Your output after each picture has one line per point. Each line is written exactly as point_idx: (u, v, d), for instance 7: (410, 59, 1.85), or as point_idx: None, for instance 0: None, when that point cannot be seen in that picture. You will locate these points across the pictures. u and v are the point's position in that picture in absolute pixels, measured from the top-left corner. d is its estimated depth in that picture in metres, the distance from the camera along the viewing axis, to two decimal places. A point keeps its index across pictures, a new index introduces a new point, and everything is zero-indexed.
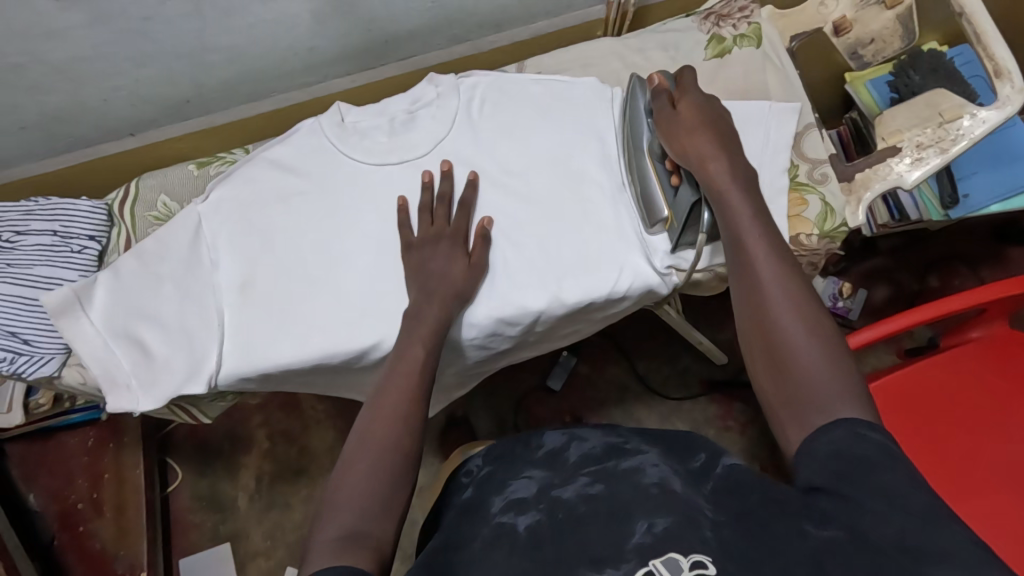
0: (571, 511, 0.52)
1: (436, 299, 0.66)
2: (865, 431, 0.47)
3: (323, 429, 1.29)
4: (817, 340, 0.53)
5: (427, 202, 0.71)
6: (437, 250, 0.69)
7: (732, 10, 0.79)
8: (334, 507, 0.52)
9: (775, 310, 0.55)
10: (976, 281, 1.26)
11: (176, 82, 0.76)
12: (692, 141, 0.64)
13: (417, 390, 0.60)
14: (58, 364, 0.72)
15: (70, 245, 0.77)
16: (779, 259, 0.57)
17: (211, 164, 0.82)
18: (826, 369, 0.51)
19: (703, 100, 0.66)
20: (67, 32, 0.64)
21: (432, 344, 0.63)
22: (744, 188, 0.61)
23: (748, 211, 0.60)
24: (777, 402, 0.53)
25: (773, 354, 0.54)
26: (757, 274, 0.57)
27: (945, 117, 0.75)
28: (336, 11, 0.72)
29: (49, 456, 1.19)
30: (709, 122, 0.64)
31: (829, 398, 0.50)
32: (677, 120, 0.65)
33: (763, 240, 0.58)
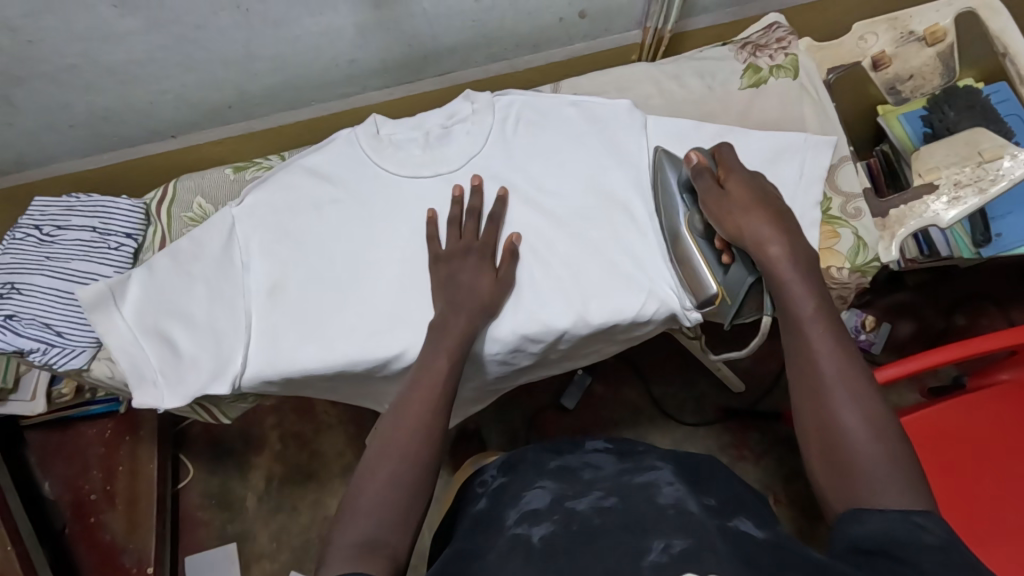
0: (586, 523, 0.52)
1: (464, 311, 0.66)
2: (915, 517, 0.46)
3: (334, 434, 1.30)
4: (884, 438, 0.51)
5: (457, 216, 0.71)
6: (465, 264, 0.69)
7: (769, 41, 0.79)
8: (357, 513, 0.53)
9: (838, 402, 0.53)
10: (1004, 322, 1.24)
11: (221, 88, 0.78)
12: (747, 222, 0.62)
13: (442, 401, 0.60)
14: (88, 357, 0.74)
15: (107, 242, 0.79)
16: (840, 345, 0.56)
17: (248, 169, 0.83)
18: (893, 467, 0.50)
19: (751, 178, 0.64)
20: (123, 37, 0.67)
21: (457, 357, 0.63)
22: (804, 271, 0.60)
23: (805, 297, 0.58)
24: (837, 492, 0.51)
25: (834, 451, 0.52)
26: (819, 365, 0.55)
27: (985, 157, 0.75)
28: (381, 26, 0.73)
29: (67, 445, 1.21)
30: (762, 204, 0.63)
31: (887, 491, 0.49)
32: (728, 199, 0.63)
33: (825, 329, 0.56)
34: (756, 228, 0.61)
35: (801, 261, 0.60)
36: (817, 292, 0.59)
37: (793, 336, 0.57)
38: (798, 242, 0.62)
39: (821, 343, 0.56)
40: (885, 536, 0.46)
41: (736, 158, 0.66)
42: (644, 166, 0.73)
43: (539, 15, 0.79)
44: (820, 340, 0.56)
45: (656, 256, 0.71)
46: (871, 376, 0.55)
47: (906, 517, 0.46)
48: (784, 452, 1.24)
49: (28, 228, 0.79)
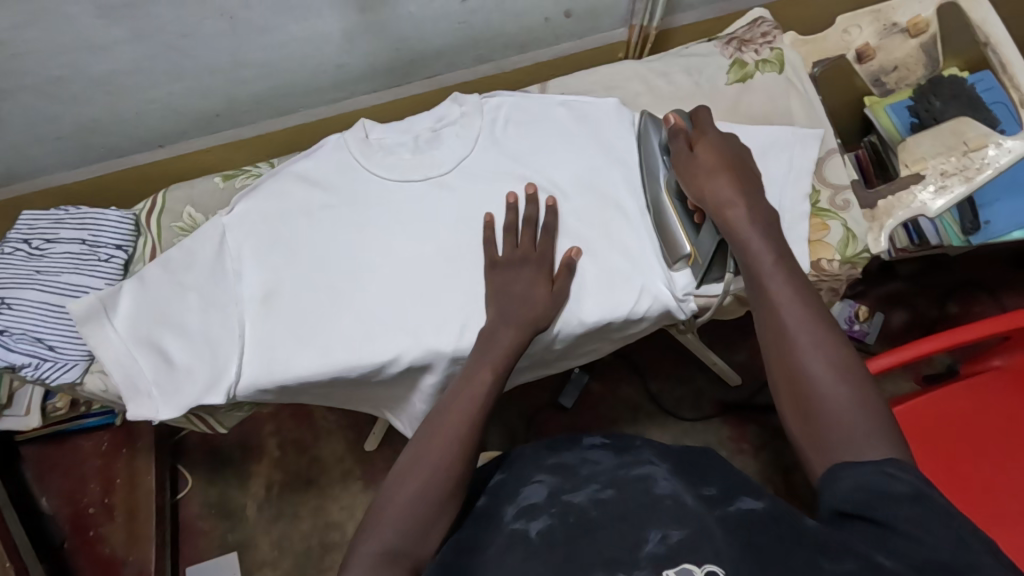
0: (582, 515, 0.53)
1: (513, 323, 0.66)
2: (888, 468, 0.46)
3: (334, 439, 1.29)
4: (848, 380, 0.52)
5: (513, 223, 0.71)
6: (522, 274, 0.69)
7: (755, 36, 0.79)
8: (380, 522, 0.54)
9: (803, 353, 0.54)
10: (996, 308, 1.25)
11: (208, 96, 0.78)
12: (712, 184, 0.63)
13: (482, 415, 0.61)
14: (81, 371, 0.73)
15: (97, 254, 0.78)
16: (804, 299, 0.57)
17: (237, 177, 0.82)
18: (856, 408, 0.51)
19: (723, 140, 0.66)
20: (108, 47, 0.67)
21: (502, 368, 0.64)
22: (764, 228, 0.61)
23: (767, 254, 0.60)
24: (808, 443, 0.52)
25: (800, 396, 0.53)
26: (781, 316, 0.56)
27: (969, 146, 0.76)
28: (367, 30, 0.73)
29: (65, 458, 1.21)
30: (730, 166, 0.64)
31: (855, 439, 0.50)
32: (696, 163, 0.65)
33: (785, 281, 0.58)
34: (719, 191, 0.63)
35: (762, 221, 0.62)
36: (778, 249, 0.60)
37: (758, 294, 0.59)
38: (761, 202, 0.63)
39: (784, 298, 0.57)
40: (861, 492, 0.46)
41: (710, 121, 0.67)
42: (635, 166, 0.74)
43: (526, 15, 0.79)
44: (782, 295, 0.57)
45: (648, 253, 0.72)
46: (838, 329, 0.55)
47: (878, 468, 0.47)
48: (783, 443, 1.25)
49: (17, 242, 0.79)
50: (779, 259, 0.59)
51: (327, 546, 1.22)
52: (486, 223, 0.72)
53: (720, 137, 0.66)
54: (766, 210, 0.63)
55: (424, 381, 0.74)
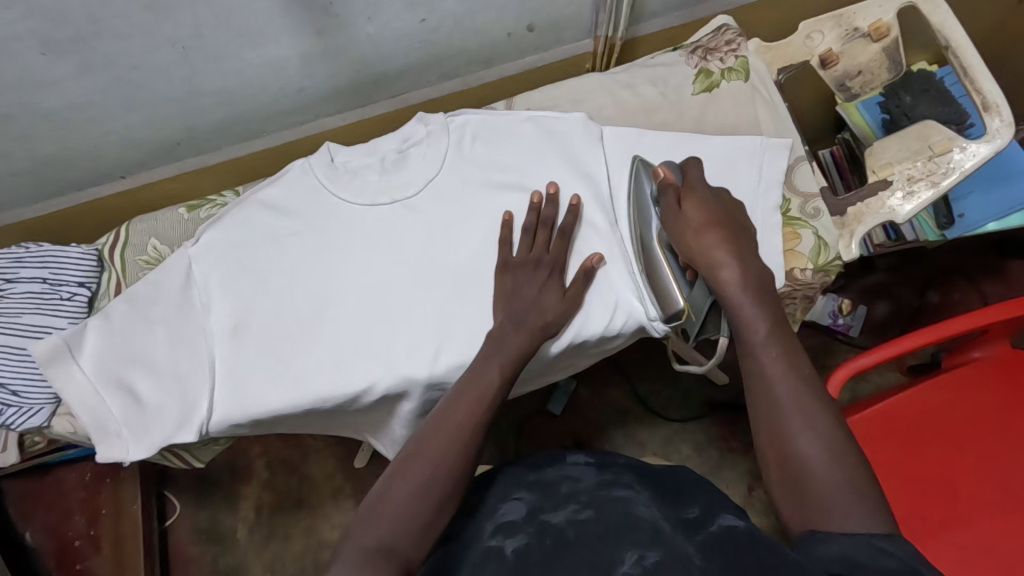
0: (560, 536, 0.53)
1: (526, 330, 0.65)
2: (877, 542, 0.47)
3: (322, 457, 1.27)
4: (839, 460, 0.52)
5: (532, 223, 0.70)
6: (533, 278, 0.68)
7: (719, 44, 0.79)
8: (380, 516, 0.53)
9: (795, 433, 0.54)
10: (977, 297, 1.24)
11: (166, 126, 0.76)
12: (703, 246, 0.63)
13: (485, 419, 0.60)
14: (47, 415, 0.72)
15: (59, 292, 0.76)
16: (796, 373, 0.56)
17: (202, 207, 0.80)
18: (848, 490, 0.51)
19: (712, 198, 0.66)
20: (57, 82, 0.65)
21: (509, 371, 0.63)
22: (756, 295, 0.61)
23: (760, 323, 0.59)
24: (801, 522, 0.52)
25: (792, 476, 0.53)
26: (773, 390, 0.56)
27: (935, 151, 0.75)
28: (325, 53, 0.72)
29: (47, 492, 1.18)
30: (720, 226, 0.64)
31: (847, 521, 0.50)
32: (685, 220, 0.65)
33: (777, 352, 0.57)
34: (711, 255, 0.62)
35: (753, 287, 0.61)
36: (771, 315, 0.60)
37: (750, 366, 0.58)
38: (754, 266, 0.63)
39: (776, 372, 0.57)
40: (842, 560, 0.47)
41: (701, 177, 0.67)
42: (605, 181, 0.73)
43: (487, 31, 0.78)
44: (775, 369, 0.56)
45: (625, 269, 0.70)
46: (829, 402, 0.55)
47: (867, 543, 0.47)
48: None
49: None
50: (771, 328, 0.59)
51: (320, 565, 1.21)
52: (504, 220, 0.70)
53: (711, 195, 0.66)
54: (759, 274, 0.62)
55: (402, 407, 0.73)
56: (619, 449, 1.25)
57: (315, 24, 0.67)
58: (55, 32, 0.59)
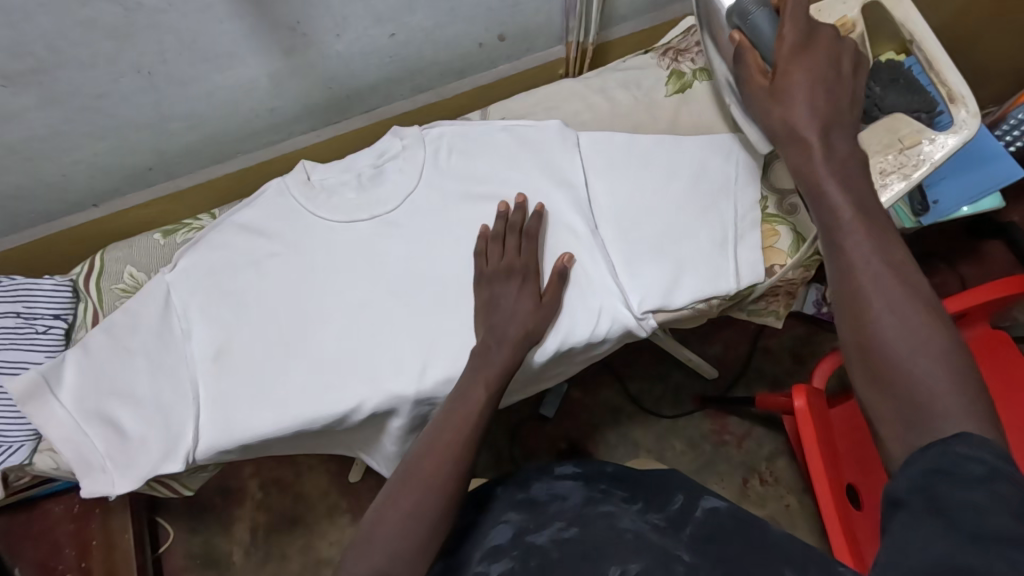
0: (545, 556, 0.54)
1: (508, 344, 0.65)
2: (958, 447, 0.41)
3: (316, 474, 1.26)
4: (938, 351, 0.46)
5: (500, 231, 0.70)
6: (509, 287, 0.68)
7: (690, 45, 0.80)
8: (374, 543, 0.53)
9: (874, 311, 0.48)
10: (955, 279, 1.27)
11: (137, 152, 0.75)
12: (792, 116, 0.56)
13: (475, 437, 0.59)
14: (27, 452, 0.71)
15: (34, 326, 0.74)
16: (886, 254, 0.50)
17: (178, 232, 0.79)
18: (946, 381, 0.45)
19: (815, 53, 0.57)
20: (20, 115, 0.63)
21: (496, 386, 0.62)
22: (843, 177, 0.54)
23: (848, 206, 0.52)
24: (880, 410, 0.47)
25: (874, 364, 0.48)
26: (857, 273, 0.50)
27: (905, 143, 0.76)
28: (294, 72, 0.71)
29: (34, 526, 1.16)
30: (818, 93, 0.56)
31: (943, 413, 0.44)
32: (777, 90, 0.58)
33: (867, 236, 0.51)
34: (794, 124, 0.56)
35: (838, 166, 0.54)
36: (856, 194, 0.53)
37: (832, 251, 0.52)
38: (843, 141, 0.56)
39: (863, 254, 0.50)
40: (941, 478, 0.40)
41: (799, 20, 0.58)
42: (584, 188, 0.72)
43: (458, 43, 0.78)
44: (862, 252, 0.50)
45: (604, 275, 0.70)
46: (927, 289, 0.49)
47: (949, 451, 0.41)
48: (764, 431, 1.26)
49: None
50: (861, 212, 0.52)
51: None
52: (480, 234, 0.70)
53: (807, 40, 0.58)
54: (845, 151, 0.56)
55: (391, 424, 0.72)
56: (614, 448, 1.26)
57: (282, 43, 0.66)
58: (14, 65, 0.57)
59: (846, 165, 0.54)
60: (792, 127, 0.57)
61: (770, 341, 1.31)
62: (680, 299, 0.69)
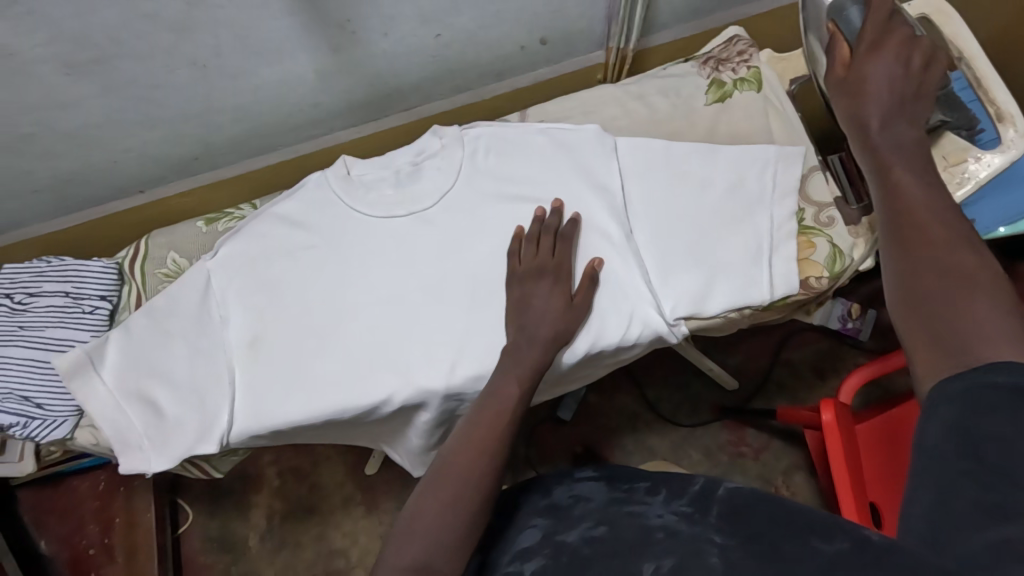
0: (575, 554, 0.56)
1: (539, 343, 0.66)
2: (990, 377, 0.43)
3: (333, 465, 1.28)
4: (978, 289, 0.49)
5: (535, 232, 0.71)
6: (541, 286, 0.69)
7: (731, 54, 0.80)
8: (413, 533, 0.54)
9: (920, 253, 0.53)
10: None
11: (184, 142, 0.77)
12: (859, 102, 0.64)
13: (509, 431, 0.61)
14: (71, 427, 0.73)
15: (81, 306, 0.77)
16: (938, 212, 0.55)
17: (220, 220, 0.81)
18: (983, 311, 0.48)
19: (890, 52, 0.65)
20: (78, 103, 0.66)
21: (528, 382, 0.64)
22: (897, 152, 0.61)
23: (903, 174, 0.59)
24: (918, 340, 0.50)
25: (914, 299, 0.51)
26: (907, 224, 0.55)
27: (950, 161, 0.75)
28: (341, 68, 0.73)
29: (61, 501, 1.19)
30: (890, 84, 0.64)
31: (978, 336, 0.46)
32: (849, 81, 0.66)
33: (921, 198, 0.57)
34: (860, 108, 0.64)
35: (895, 144, 0.61)
36: (912, 167, 0.59)
37: (886, 205, 0.58)
38: (904, 124, 0.63)
39: (916, 209, 0.56)
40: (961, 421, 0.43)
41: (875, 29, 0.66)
42: (620, 194, 0.72)
43: (500, 45, 0.79)
44: (914, 209, 0.56)
45: (636, 284, 0.70)
46: (974, 237, 0.53)
47: (973, 380, 0.44)
48: (783, 445, 1.25)
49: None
50: (917, 179, 0.58)
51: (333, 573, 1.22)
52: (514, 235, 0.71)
53: (886, 34, 0.66)
54: (904, 132, 0.62)
55: (419, 418, 0.74)
56: (629, 454, 1.26)
57: (331, 40, 0.68)
58: (78, 54, 0.60)
59: (900, 141, 0.61)
60: (858, 111, 0.65)
61: (792, 355, 1.30)
62: (714, 306, 0.69)
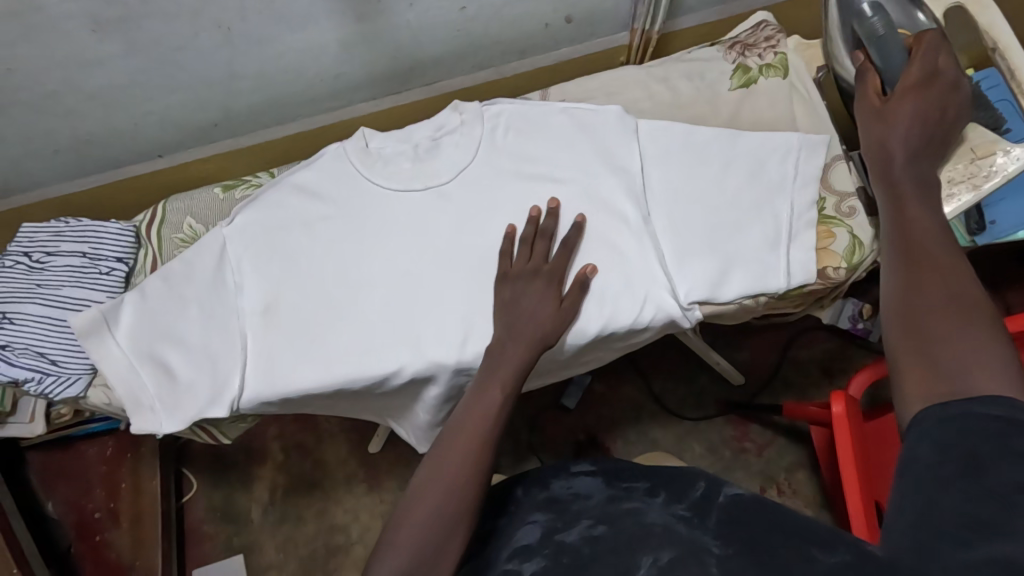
0: (576, 554, 0.56)
1: (518, 343, 0.65)
2: (982, 408, 0.45)
3: (337, 442, 1.29)
4: (973, 326, 0.51)
5: (529, 234, 0.70)
6: (532, 287, 0.68)
7: (759, 40, 0.79)
8: (395, 542, 0.55)
9: (924, 287, 0.54)
10: (1002, 307, 1.19)
11: (205, 108, 0.77)
12: (888, 133, 0.64)
13: (494, 435, 0.60)
14: (84, 385, 0.74)
15: (98, 267, 0.78)
16: (945, 251, 0.56)
17: (237, 188, 0.82)
18: (978, 348, 0.49)
19: (925, 91, 0.65)
20: (104, 62, 0.66)
21: (511, 385, 0.63)
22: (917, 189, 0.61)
23: (917, 211, 0.60)
24: (909, 365, 0.51)
25: (912, 330, 0.53)
26: (915, 259, 0.56)
27: (978, 153, 0.73)
28: (365, 38, 0.72)
29: (70, 464, 1.20)
30: (922, 122, 0.64)
31: (970, 372, 0.48)
32: (882, 112, 0.66)
33: (932, 236, 0.57)
34: (887, 139, 0.64)
35: (917, 180, 0.62)
36: (925, 203, 0.60)
37: (896, 237, 0.59)
38: (926, 164, 0.63)
39: (926, 245, 0.57)
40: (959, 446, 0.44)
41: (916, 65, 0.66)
42: (639, 175, 0.72)
43: (525, 21, 0.78)
44: (924, 244, 0.57)
45: (651, 267, 0.70)
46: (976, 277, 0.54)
47: (965, 409, 0.46)
48: (786, 443, 1.24)
49: (17, 256, 0.78)
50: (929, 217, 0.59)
51: (332, 548, 1.23)
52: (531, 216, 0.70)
53: (926, 77, 0.65)
54: (926, 172, 0.63)
55: (428, 392, 0.74)
56: (632, 444, 1.26)
57: (357, 9, 0.67)
58: (105, 11, 0.60)
59: (920, 180, 0.62)
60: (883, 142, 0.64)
61: (801, 353, 1.29)
62: (729, 292, 0.69)
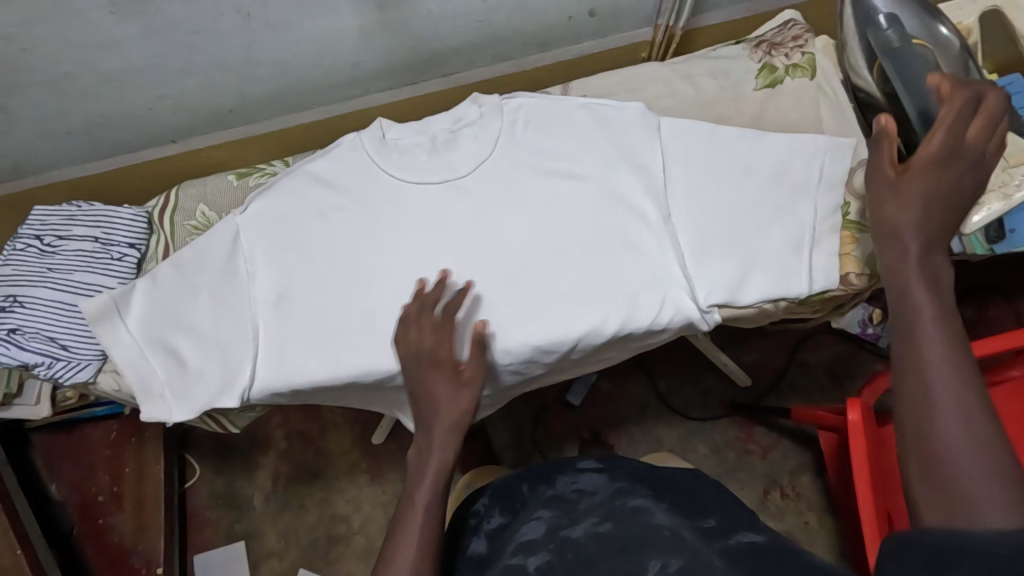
0: (582, 552, 0.54)
1: (439, 428, 0.62)
2: (981, 547, 0.39)
3: (341, 432, 1.29)
4: (982, 453, 0.42)
5: (417, 308, 0.67)
6: (438, 377, 0.64)
7: (786, 39, 0.77)
8: None
9: (937, 409, 0.43)
10: (1014, 315, 1.18)
11: (221, 93, 0.76)
12: (886, 217, 0.51)
13: (435, 529, 0.57)
14: (94, 370, 0.73)
15: (110, 252, 0.77)
16: (954, 356, 0.45)
17: (251, 175, 0.81)
18: (991, 481, 0.41)
19: (947, 166, 0.51)
20: (120, 44, 0.65)
21: (439, 480, 0.59)
22: (927, 276, 0.49)
23: (920, 307, 0.47)
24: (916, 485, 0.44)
25: (914, 453, 0.44)
26: (916, 374, 0.45)
27: (1010, 162, 0.73)
28: (385, 26, 0.71)
29: (73, 447, 1.19)
30: (939, 204, 0.50)
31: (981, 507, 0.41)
32: (887, 193, 0.52)
33: (946, 340, 0.45)
34: (892, 222, 0.51)
35: (931, 273, 0.48)
36: (932, 294, 0.48)
37: (896, 337, 0.48)
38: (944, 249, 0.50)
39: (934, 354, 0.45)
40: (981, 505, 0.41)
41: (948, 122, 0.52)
42: (661, 173, 0.71)
43: (549, 14, 0.77)
44: (932, 352, 0.45)
45: (670, 268, 0.69)
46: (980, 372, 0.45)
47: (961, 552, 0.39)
48: (791, 446, 1.24)
49: (28, 239, 0.78)
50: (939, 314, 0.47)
51: (333, 537, 1.23)
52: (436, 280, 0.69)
53: (947, 154, 0.51)
54: (944, 264, 0.49)
55: None
56: (637, 443, 1.25)
57: None
58: None
59: (933, 266, 0.49)
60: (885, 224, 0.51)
61: (809, 356, 1.28)
62: (748, 296, 0.68)
